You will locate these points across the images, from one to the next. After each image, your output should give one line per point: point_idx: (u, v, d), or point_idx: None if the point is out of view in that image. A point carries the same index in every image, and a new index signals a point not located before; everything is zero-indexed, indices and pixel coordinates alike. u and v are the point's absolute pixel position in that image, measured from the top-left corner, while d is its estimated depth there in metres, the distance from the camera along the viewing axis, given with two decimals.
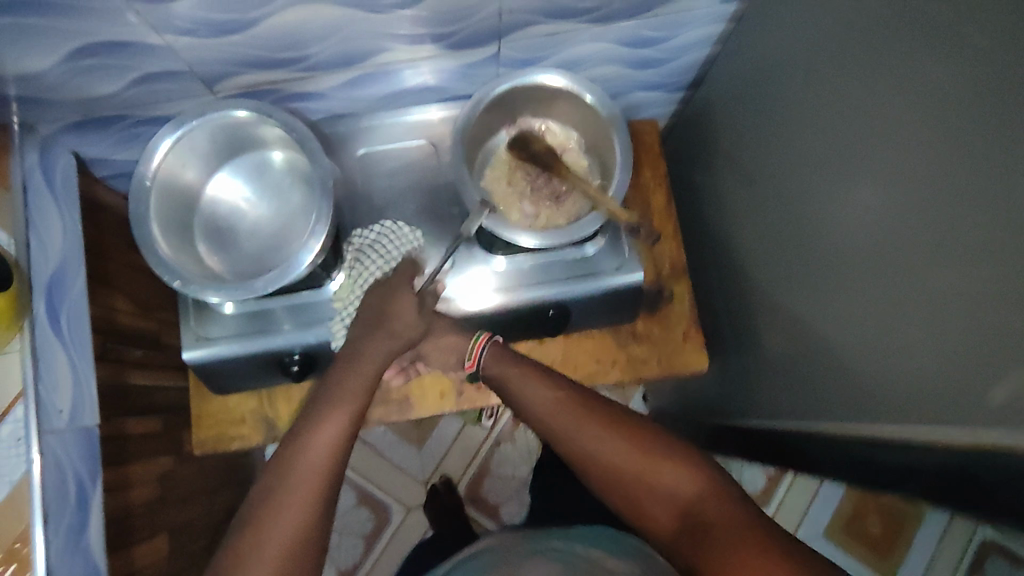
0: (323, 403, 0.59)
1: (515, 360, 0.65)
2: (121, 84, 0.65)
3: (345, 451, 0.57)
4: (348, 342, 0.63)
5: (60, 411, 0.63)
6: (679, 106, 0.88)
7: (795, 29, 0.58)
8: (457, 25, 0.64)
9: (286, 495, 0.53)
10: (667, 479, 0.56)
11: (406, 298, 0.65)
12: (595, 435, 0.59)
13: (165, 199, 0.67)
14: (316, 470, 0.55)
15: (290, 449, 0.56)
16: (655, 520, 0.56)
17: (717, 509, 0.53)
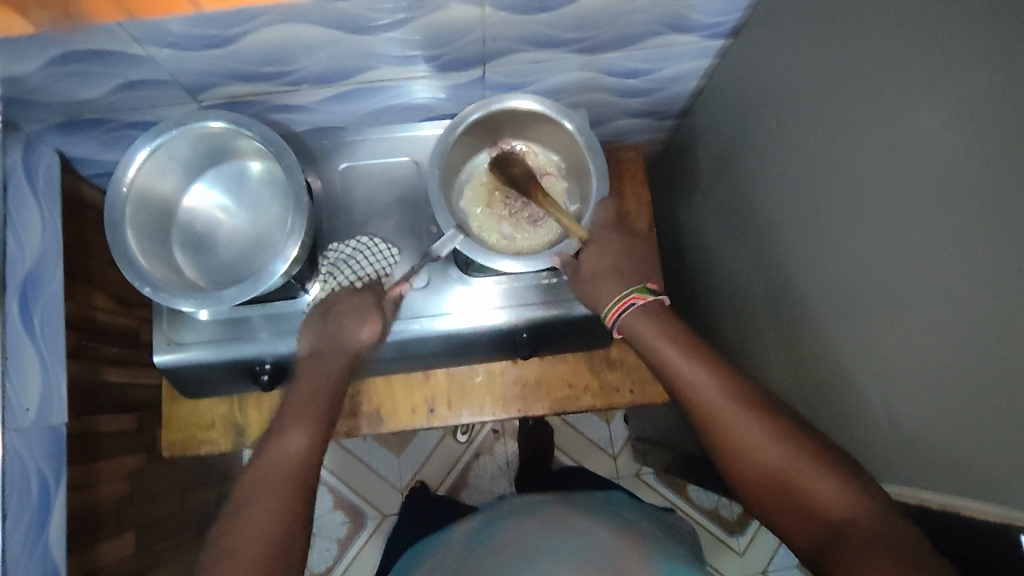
0: (290, 413, 0.59)
1: (667, 342, 0.58)
2: (103, 90, 0.60)
3: (315, 455, 0.57)
4: (313, 358, 0.62)
5: (27, 409, 0.63)
6: (667, 134, 0.90)
7: (783, 62, 0.58)
8: (444, 47, 0.61)
9: (256, 501, 0.53)
10: (802, 478, 0.48)
11: (370, 316, 0.63)
12: (755, 429, 0.51)
13: (141, 211, 0.62)
14: (285, 474, 0.55)
15: (262, 456, 0.56)
16: (790, 524, 0.48)
17: (849, 514, 0.44)
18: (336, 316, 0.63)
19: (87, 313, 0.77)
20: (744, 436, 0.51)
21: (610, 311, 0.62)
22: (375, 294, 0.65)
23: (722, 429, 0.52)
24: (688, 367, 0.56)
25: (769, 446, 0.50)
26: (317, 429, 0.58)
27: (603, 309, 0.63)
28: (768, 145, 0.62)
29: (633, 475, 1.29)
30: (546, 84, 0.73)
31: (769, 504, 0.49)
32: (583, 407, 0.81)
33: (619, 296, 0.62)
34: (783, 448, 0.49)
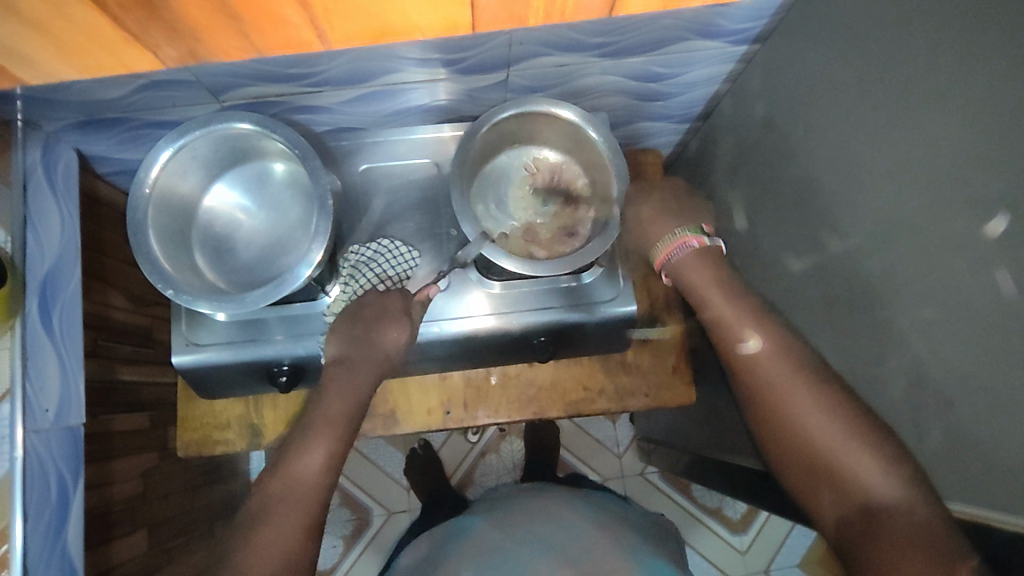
0: (312, 423, 0.60)
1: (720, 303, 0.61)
2: (126, 90, 0.60)
3: (334, 470, 0.59)
4: (337, 365, 0.63)
5: (46, 410, 0.63)
6: (685, 136, 0.90)
7: (808, 71, 0.58)
8: (469, 51, 0.61)
9: (278, 515, 0.55)
10: (847, 456, 0.51)
11: (395, 326, 0.62)
12: (802, 400, 0.54)
13: (163, 213, 0.62)
14: (306, 490, 0.57)
15: (279, 467, 0.58)
16: (814, 492, 0.53)
17: (891, 502, 0.47)
18: (364, 319, 0.62)
19: (103, 311, 0.77)
20: (793, 402, 0.54)
21: (659, 253, 0.65)
22: (401, 296, 0.63)
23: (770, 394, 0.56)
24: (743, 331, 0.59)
25: (822, 421, 0.52)
26: (338, 446, 0.60)
27: (653, 250, 0.66)
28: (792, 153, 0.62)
29: (639, 474, 1.30)
30: (567, 88, 0.73)
31: (802, 470, 0.54)
32: (598, 410, 0.82)
33: (672, 237, 0.64)
34: (837, 425, 0.52)
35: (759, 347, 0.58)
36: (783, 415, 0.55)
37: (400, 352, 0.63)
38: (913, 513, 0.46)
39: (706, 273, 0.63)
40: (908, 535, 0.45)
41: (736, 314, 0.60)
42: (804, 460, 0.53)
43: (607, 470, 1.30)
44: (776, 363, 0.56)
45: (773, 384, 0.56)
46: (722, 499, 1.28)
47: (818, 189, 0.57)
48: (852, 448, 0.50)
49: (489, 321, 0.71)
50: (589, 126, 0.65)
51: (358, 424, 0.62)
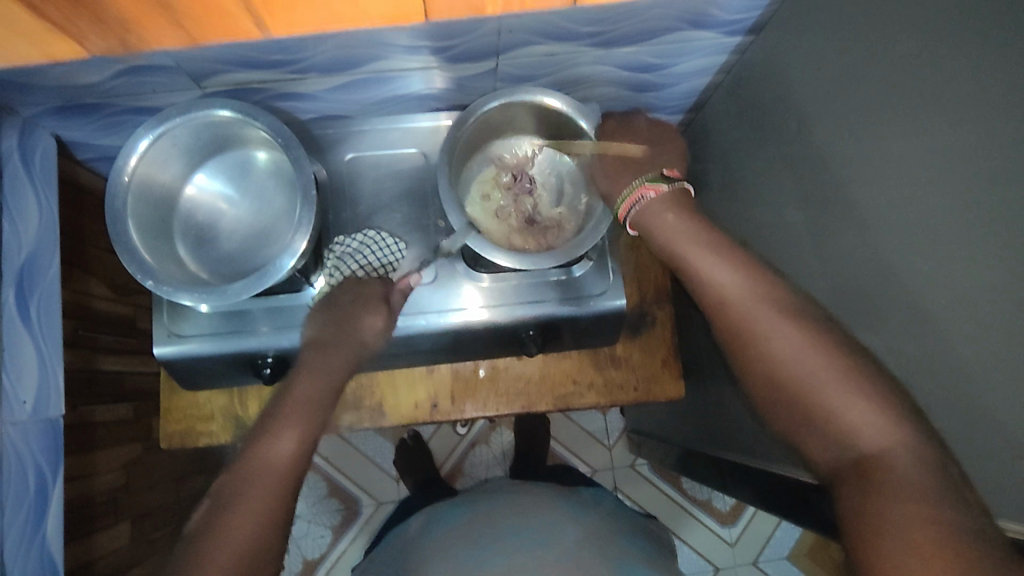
0: (282, 410, 0.57)
1: (682, 226, 0.57)
2: (104, 75, 0.58)
3: (306, 457, 0.56)
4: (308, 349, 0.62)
5: (23, 402, 0.62)
6: (678, 127, 0.89)
7: (804, 63, 0.57)
8: (456, 39, 0.60)
9: (248, 500, 0.52)
10: (829, 393, 0.46)
11: (373, 308, 0.62)
12: (775, 331, 0.50)
13: (142, 201, 0.60)
14: (278, 477, 0.53)
15: (249, 452, 0.55)
16: (805, 438, 0.47)
17: (880, 443, 0.42)
18: (343, 307, 0.62)
19: (83, 301, 0.75)
20: (765, 337, 0.50)
21: (623, 203, 0.60)
22: (380, 284, 0.65)
23: (743, 330, 0.52)
24: (711, 264, 0.55)
25: (804, 357, 0.47)
26: (311, 432, 0.57)
27: (615, 202, 0.61)
28: (786, 146, 0.61)
29: (628, 466, 1.30)
30: (558, 77, 0.71)
31: (790, 417, 0.48)
32: (587, 404, 0.81)
33: (630, 188, 0.59)
34: (818, 359, 0.47)
35: (735, 289, 0.53)
36: (766, 357, 0.50)
37: (377, 342, 0.63)
38: (907, 454, 0.41)
39: (677, 216, 0.58)
40: (897, 477, 0.40)
41: (694, 244, 0.56)
42: (789, 404, 0.48)
43: (597, 462, 1.30)
44: (753, 303, 0.52)
45: (754, 324, 0.51)
46: (711, 491, 1.28)
47: (812, 185, 0.57)
48: (841, 384, 0.45)
49: (475, 315, 0.70)
50: (581, 116, 0.63)
51: (329, 411, 0.60)
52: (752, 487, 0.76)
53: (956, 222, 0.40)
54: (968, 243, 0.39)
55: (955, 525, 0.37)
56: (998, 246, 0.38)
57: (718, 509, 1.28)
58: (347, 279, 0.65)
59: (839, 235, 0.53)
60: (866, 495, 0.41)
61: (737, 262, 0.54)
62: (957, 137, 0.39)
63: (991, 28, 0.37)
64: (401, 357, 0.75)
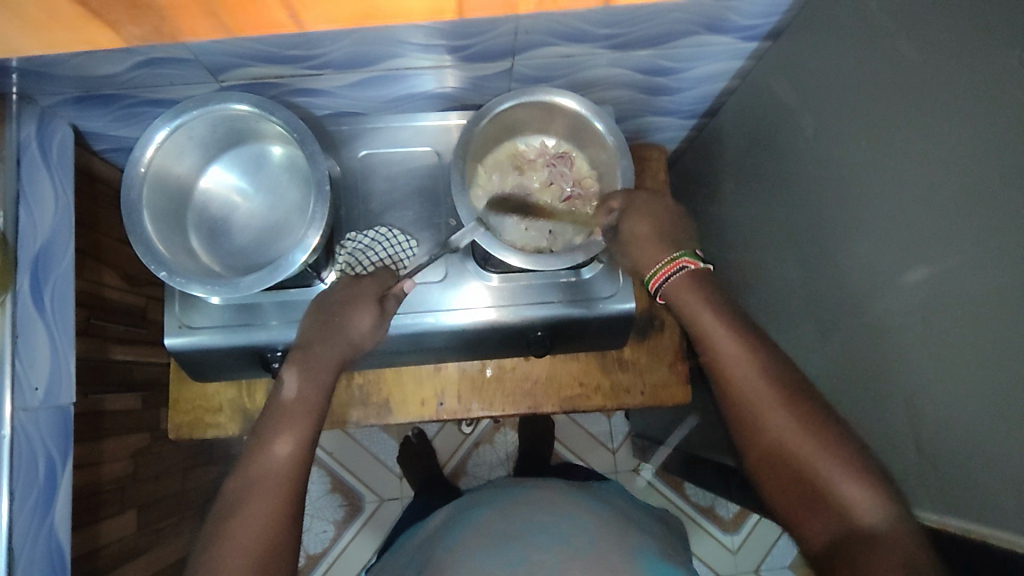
0: (277, 414, 0.58)
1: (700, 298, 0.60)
2: (123, 67, 0.59)
3: (306, 456, 0.57)
4: (300, 348, 0.61)
5: (35, 389, 0.63)
6: (691, 133, 0.89)
7: (822, 70, 0.56)
8: (474, 38, 0.60)
9: (255, 505, 0.53)
10: (830, 474, 0.50)
11: (365, 307, 0.61)
12: (777, 412, 0.53)
13: (158, 193, 0.61)
14: (280, 479, 0.54)
15: (249, 457, 0.56)
16: (797, 514, 0.51)
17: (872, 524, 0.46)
18: (335, 306, 0.62)
19: (96, 290, 0.76)
20: (768, 416, 0.54)
21: (655, 274, 0.62)
22: (373, 282, 0.63)
23: (747, 406, 0.55)
24: (723, 336, 0.58)
25: (800, 436, 0.52)
26: (310, 431, 0.58)
27: (648, 273, 0.63)
28: (801, 153, 0.60)
29: (632, 470, 1.30)
30: (573, 79, 0.71)
31: (782, 489, 0.52)
32: (594, 407, 0.81)
33: (670, 260, 0.62)
34: (815, 438, 0.51)
35: (743, 365, 0.56)
36: (763, 432, 0.54)
37: (367, 340, 0.62)
38: (894, 530, 0.45)
39: (695, 288, 0.61)
40: (889, 548, 0.44)
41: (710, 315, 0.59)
42: (786, 484, 0.52)
43: (601, 465, 1.29)
44: (755, 378, 0.55)
45: (751, 401, 0.55)
46: (714, 498, 1.28)
47: (827, 192, 0.56)
48: (834, 466, 0.50)
49: (484, 314, 0.70)
50: (595, 118, 0.63)
51: (323, 409, 0.60)
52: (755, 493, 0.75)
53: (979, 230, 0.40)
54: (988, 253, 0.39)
55: None
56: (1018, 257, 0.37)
57: (721, 516, 1.28)
58: (342, 279, 0.65)
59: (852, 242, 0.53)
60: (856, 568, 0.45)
61: (747, 338, 0.58)
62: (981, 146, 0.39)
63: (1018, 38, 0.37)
64: (408, 355, 0.75)
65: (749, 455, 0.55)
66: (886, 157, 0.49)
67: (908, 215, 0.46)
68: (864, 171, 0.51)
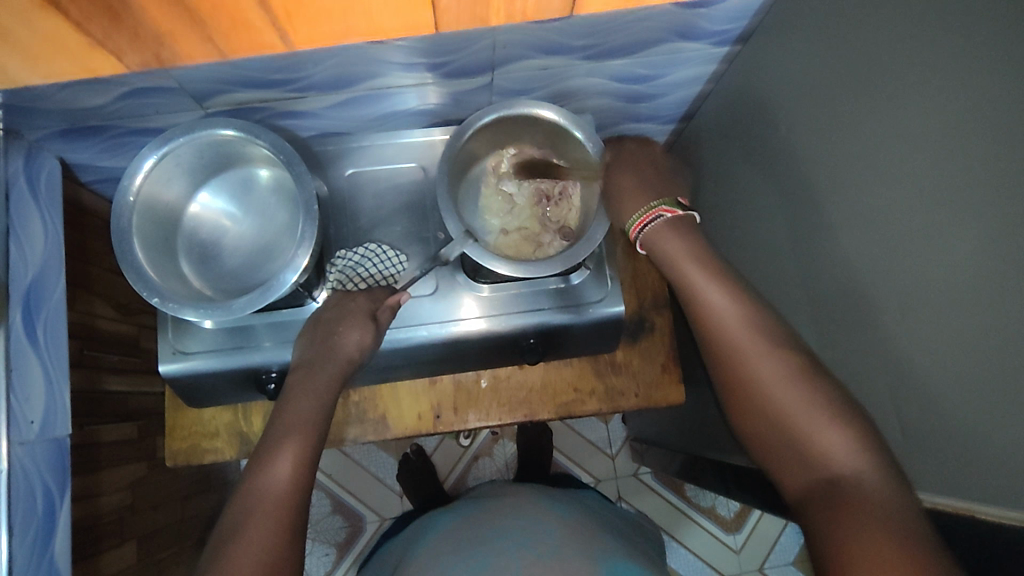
0: (274, 435, 0.58)
1: (686, 244, 0.60)
2: (108, 98, 0.60)
3: (307, 476, 0.57)
4: (296, 369, 0.62)
5: (31, 422, 0.62)
6: (670, 137, 0.91)
7: (793, 69, 0.58)
8: (451, 54, 0.61)
9: (252, 525, 0.52)
10: (812, 422, 0.50)
11: (359, 323, 0.62)
12: (763, 362, 0.54)
13: (147, 220, 0.61)
14: (279, 501, 0.54)
15: (248, 479, 0.56)
16: (780, 464, 0.52)
17: (852, 473, 0.46)
18: (328, 322, 0.63)
19: (88, 321, 0.76)
20: (750, 367, 0.55)
21: (636, 222, 0.62)
22: (367, 299, 0.64)
23: (734, 358, 0.56)
24: (715, 292, 0.58)
25: (785, 382, 0.52)
26: (308, 450, 0.58)
27: (626, 221, 0.63)
28: (777, 150, 0.62)
29: (632, 475, 1.30)
30: (552, 90, 0.73)
31: (767, 437, 0.53)
32: (590, 412, 0.82)
33: (649, 207, 0.62)
34: (800, 384, 0.52)
35: (734, 316, 0.57)
36: (748, 378, 0.54)
37: (364, 355, 0.63)
38: (871, 473, 0.46)
39: (680, 237, 0.61)
40: (864, 495, 0.44)
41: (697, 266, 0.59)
42: (772, 433, 0.52)
43: (600, 471, 1.30)
44: (744, 326, 0.56)
45: (738, 347, 0.56)
46: (715, 498, 1.28)
47: (804, 186, 0.58)
48: (817, 407, 0.50)
49: (477, 325, 0.71)
50: (574, 127, 0.64)
51: (325, 428, 0.61)
52: (751, 489, 0.76)
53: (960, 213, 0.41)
54: (971, 234, 0.40)
55: (905, 534, 0.41)
56: (999, 237, 0.38)
57: (722, 516, 1.28)
58: (337, 295, 0.66)
59: (832, 231, 0.54)
60: (835, 515, 0.44)
61: (736, 292, 0.58)
62: (959, 135, 0.40)
63: (986, 30, 0.38)
64: (404, 368, 0.76)
65: (735, 401, 0.56)
66: (858, 147, 0.50)
67: (884, 200, 0.48)
68: (836, 162, 0.53)
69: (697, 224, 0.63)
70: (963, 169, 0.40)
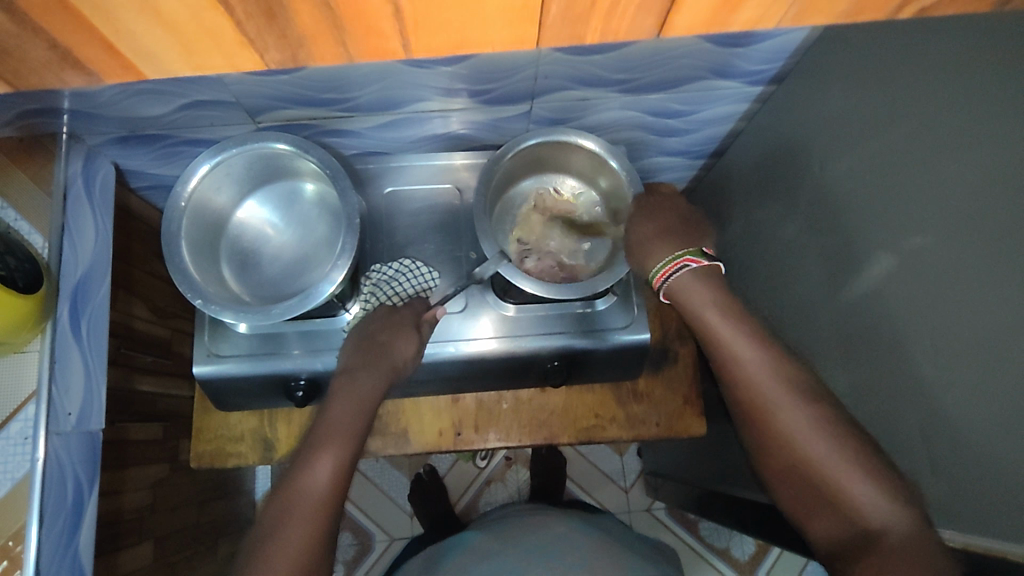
0: (314, 438, 0.59)
1: (710, 287, 0.59)
2: (168, 108, 0.63)
3: (345, 480, 0.58)
4: (339, 371, 0.64)
5: (68, 414, 0.65)
6: (700, 172, 0.93)
7: (827, 109, 0.60)
8: (494, 82, 0.64)
9: (290, 527, 0.54)
10: (857, 489, 0.49)
11: (406, 337, 0.64)
12: (793, 420, 0.53)
13: (196, 224, 0.64)
14: (315, 505, 0.56)
15: (288, 478, 0.57)
16: (808, 513, 0.53)
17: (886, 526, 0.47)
18: (375, 335, 0.64)
19: (127, 322, 0.78)
20: (779, 423, 0.54)
21: (659, 272, 0.61)
22: (411, 311, 0.66)
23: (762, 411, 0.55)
24: (740, 344, 0.57)
25: (815, 439, 0.52)
26: (348, 454, 0.59)
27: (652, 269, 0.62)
28: (808, 188, 0.63)
29: (645, 510, 1.29)
30: (587, 121, 0.75)
31: (789, 488, 0.54)
32: (609, 439, 0.82)
33: (673, 258, 0.61)
34: (832, 445, 0.51)
35: (760, 376, 0.56)
36: (778, 442, 0.54)
37: (407, 366, 0.64)
38: (904, 530, 0.46)
39: (706, 280, 0.60)
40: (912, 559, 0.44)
41: (718, 312, 0.58)
42: (802, 484, 0.53)
43: (613, 504, 1.29)
44: (769, 382, 0.55)
45: (763, 399, 0.55)
46: (730, 539, 1.26)
47: (835, 223, 0.59)
48: (856, 473, 0.50)
49: (504, 344, 0.72)
50: (610, 156, 0.66)
51: (367, 432, 0.62)
52: (767, 527, 0.75)
53: (993, 252, 0.42)
54: (1004, 274, 0.41)
55: None
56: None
57: (737, 558, 1.26)
58: (378, 308, 0.67)
59: (862, 268, 0.55)
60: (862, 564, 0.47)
61: (758, 339, 0.57)
62: (993, 178, 0.42)
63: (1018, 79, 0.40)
64: (428, 384, 0.77)
65: (755, 445, 0.57)
66: (887, 188, 0.51)
67: (912, 241, 0.49)
68: (866, 201, 0.54)
69: (721, 273, 0.61)
70: (997, 211, 0.41)
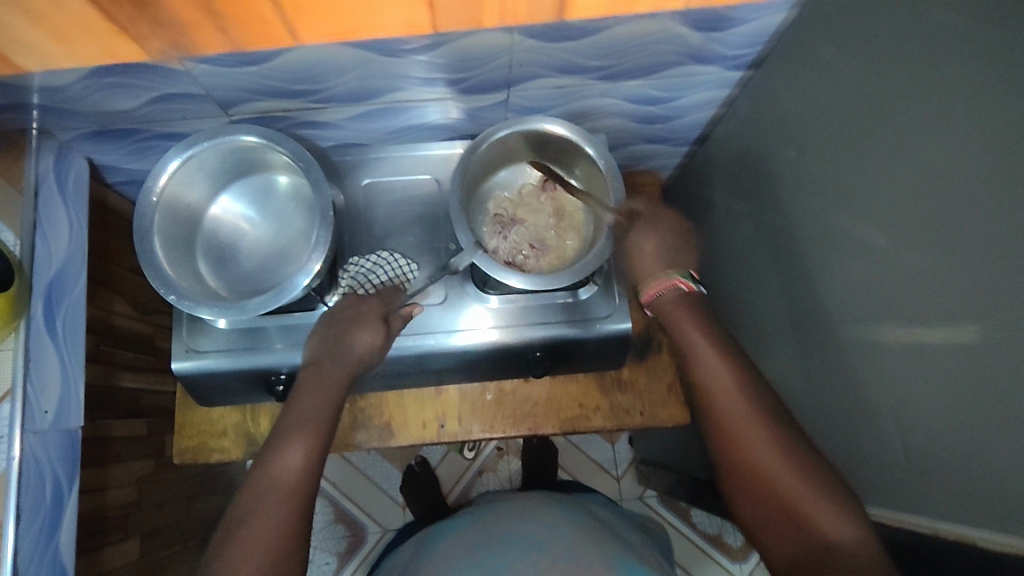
0: (283, 428, 0.60)
1: (691, 311, 0.63)
2: (139, 102, 0.62)
3: (315, 468, 0.59)
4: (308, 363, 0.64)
5: (45, 411, 0.64)
6: (684, 160, 0.92)
7: (806, 93, 0.59)
8: (470, 71, 0.63)
9: (261, 514, 0.54)
10: (818, 512, 0.50)
11: (371, 325, 0.63)
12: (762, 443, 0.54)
13: (169, 220, 0.63)
14: (287, 492, 0.56)
15: (259, 468, 0.57)
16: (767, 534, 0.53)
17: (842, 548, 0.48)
18: (340, 325, 0.64)
19: (107, 319, 0.77)
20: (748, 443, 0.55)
21: (648, 287, 0.65)
22: (379, 300, 0.66)
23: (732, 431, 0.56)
24: (715, 364, 0.59)
25: (783, 462, 0.53)
26: (317, 444, 0.59)
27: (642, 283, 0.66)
28: (788, 174, 0.63)
29: (637, 498, 1.29)
30: (567, 109, 0.74)
31: (752, 508, 0.54)
32: (594, 429, 0.82)
33: (664, 275, 0.64)
34: (796, 468, 0.52)
35: (730, 397, 0.57)
36: (744, 460, 0.55)
37: (373, 356, 0.63)
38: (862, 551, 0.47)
39: (685, 306, 0.64)
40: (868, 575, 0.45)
41: (700, 334, 0.61)
42: (765, 505, 0.53)
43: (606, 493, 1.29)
44: (738, 404, 0.57)
45: (733, 420, 0.56)
46: (721, 525, 1.27)
47: (815, 209, 0.58)
48: (818, 496, 0.51)
49: (484, 335, 0.71)
50: (587, 143, 0.65)
51: (335, 421, 0.62)
52: None
53: (970, 236, 0.41)
54: (982, 258, 0.40)
55: None
56: (1002, 260, 0.39)
57: (729, 544, 1.26)
58: (347, 296, 0.67)
59: (841, 254, 0.54)
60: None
61: (731, 363, 0.59)
62: (968, 161, 0.41)
63: (991, 57, 0.39)
64: (411, 376, 0.77)
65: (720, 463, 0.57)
66: (865, 173, 0.51)
67: (890, 226, 0.48)
68: (846, 186, 0.53)
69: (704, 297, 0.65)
70: (972, 193, 0.41)
